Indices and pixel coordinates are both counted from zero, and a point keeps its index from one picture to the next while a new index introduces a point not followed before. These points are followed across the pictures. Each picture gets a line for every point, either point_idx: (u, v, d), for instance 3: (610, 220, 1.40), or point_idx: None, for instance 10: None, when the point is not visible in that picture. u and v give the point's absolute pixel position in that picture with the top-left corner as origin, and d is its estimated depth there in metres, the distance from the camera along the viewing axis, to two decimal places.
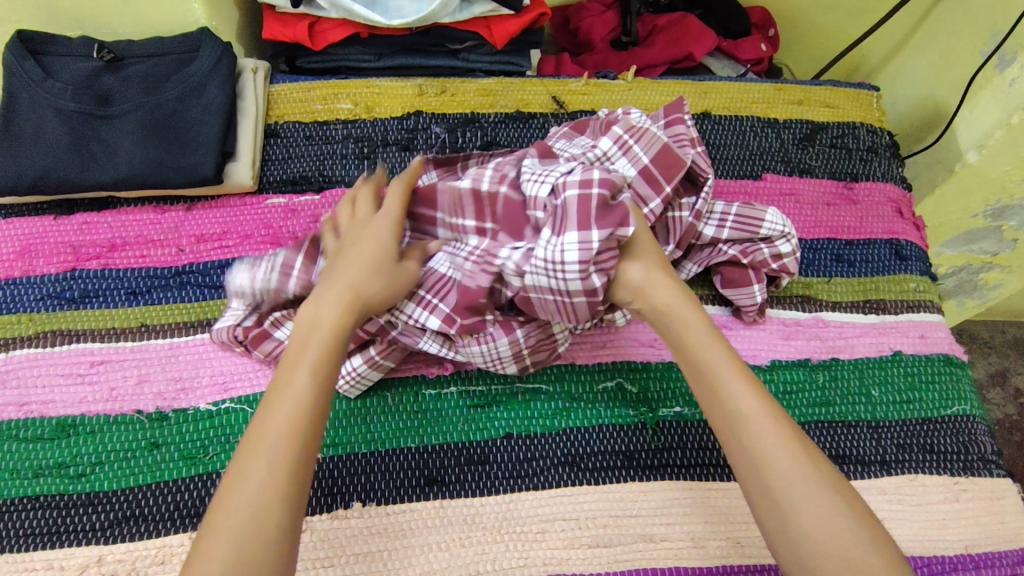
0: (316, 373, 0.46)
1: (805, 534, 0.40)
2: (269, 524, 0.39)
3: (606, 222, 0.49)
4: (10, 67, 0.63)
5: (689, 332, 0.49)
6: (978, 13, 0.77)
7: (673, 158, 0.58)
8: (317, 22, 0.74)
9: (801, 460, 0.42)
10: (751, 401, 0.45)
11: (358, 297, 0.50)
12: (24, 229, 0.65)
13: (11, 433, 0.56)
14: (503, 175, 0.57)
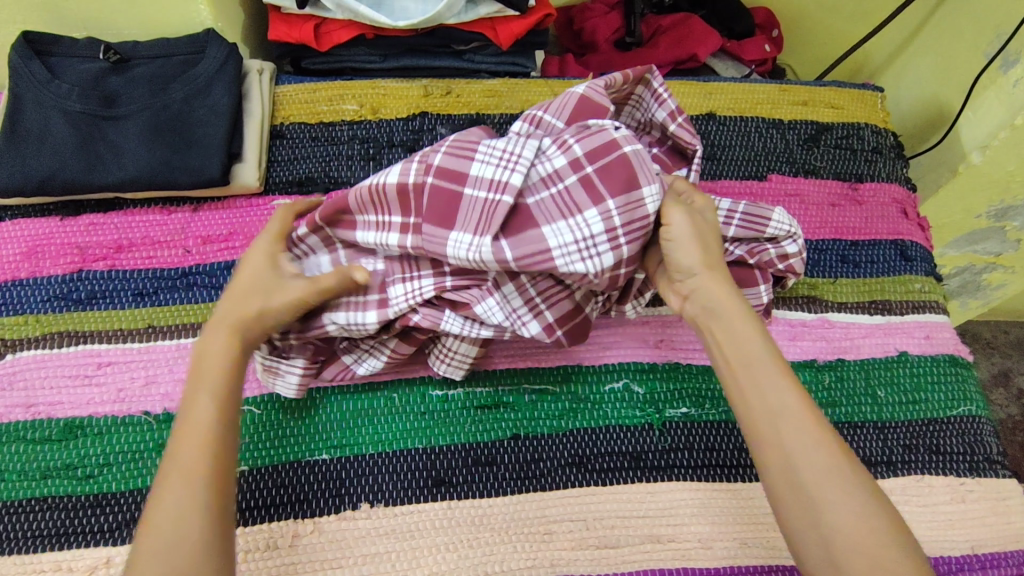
0: (220, 391, 0.47)
1: (836, 530, 0.41)
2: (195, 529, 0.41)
3: (620, 188, 0.50)
4: (17, 69, 0.63)
5: (735, 328, 0.49)
6: (981, 14, 0.77)
7: (595, 103, 0.57)
8: (323, 23, 0.74)
9: (836, 460, 0.43)
10: (792, 395, 0.45)
11: (247, 317, 0.51)
12: (31, 230, 0.65)
13: (18, 434, 0.56)
14: (429, 163, 0.54)
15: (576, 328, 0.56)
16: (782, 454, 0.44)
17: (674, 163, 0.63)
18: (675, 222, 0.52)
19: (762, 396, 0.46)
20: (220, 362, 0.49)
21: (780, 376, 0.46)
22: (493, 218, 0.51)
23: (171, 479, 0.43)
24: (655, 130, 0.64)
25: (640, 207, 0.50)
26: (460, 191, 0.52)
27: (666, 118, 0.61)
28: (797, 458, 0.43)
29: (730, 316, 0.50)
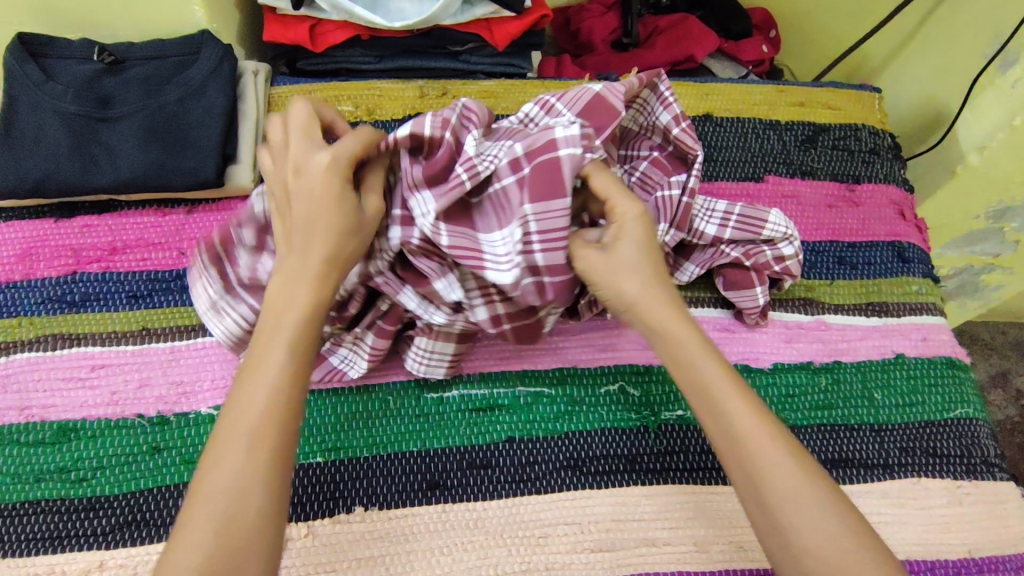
0: (294, 346, 0.45)
1: (805, 546, 0.40)
2: (247, 524, 0.39)
3: (541, 193, 0.49)
4: (11, 70, 0.63)
5: (683, 349, 0.48)
6: (979, 14, 0.77)
7: (608, 103, 0.56)
8: (318, 24, 0.74)
9: (796, 477, 0.42)
10: (748, 418, 0.44)
11: (331, 259, 0.47)
12: (24, 232, 0.65)
13: (12, 437, 0.56)
14: (446, 117, 0.52)
15: (524, 330, 0.57)
16: (748, 476, 0.43)
17: (674, 169, 0.63)
18: (588, 266, 0.50)
19: (721, 417, 0.45)
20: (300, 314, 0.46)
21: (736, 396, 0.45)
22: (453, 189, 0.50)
23: (233, 444, 0.41)
24: (657, 135, 0.64)
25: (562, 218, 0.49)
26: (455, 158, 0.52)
27: (670, 120, 0.61)
28: (763, 475, 0.42)
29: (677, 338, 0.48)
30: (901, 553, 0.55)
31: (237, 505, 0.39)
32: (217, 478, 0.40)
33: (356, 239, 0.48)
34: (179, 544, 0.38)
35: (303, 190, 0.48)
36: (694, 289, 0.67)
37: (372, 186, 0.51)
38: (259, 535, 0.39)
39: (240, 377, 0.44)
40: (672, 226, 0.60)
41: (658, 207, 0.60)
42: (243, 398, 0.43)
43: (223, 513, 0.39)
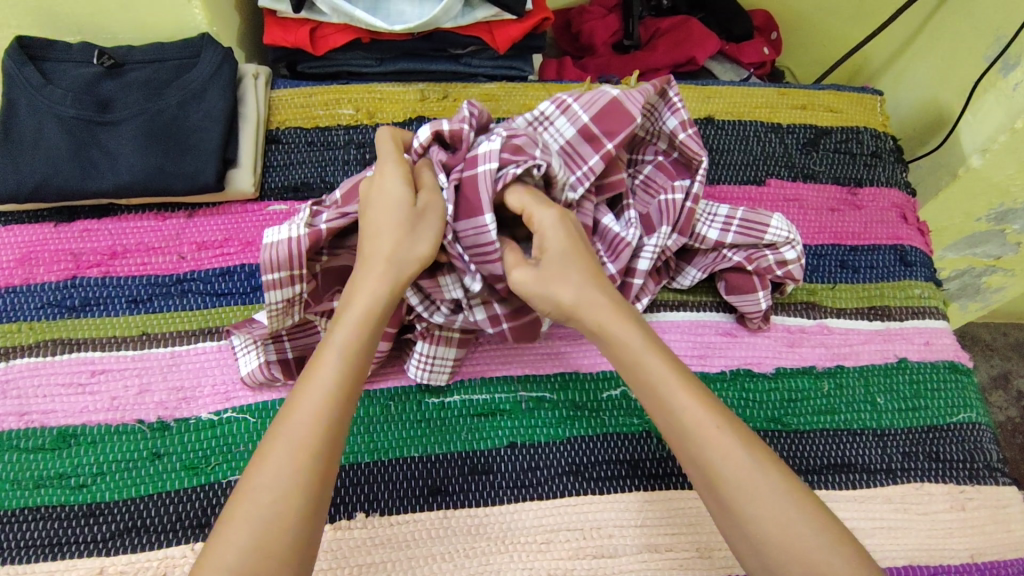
0: (349, 355, 0.46)
1: (765, 539, 0.40)
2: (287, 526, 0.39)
3: (465, 212, 0.54)
4: (10, 74, 0.63)
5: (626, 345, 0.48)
6: (981, 17, 0.77)
7: (623, 111, 0.58)
8: (319, 27, 0.73)
9: (749, 469, 0.42)
10: (695, 412, 0.44)
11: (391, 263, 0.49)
12: (24, 236, 0.65)
13: (11, 442, 0.56)
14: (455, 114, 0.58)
15: (522, 328, 0.58)
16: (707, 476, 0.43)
17: (677, 174, 0.64)
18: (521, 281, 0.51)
19: (669, 415, 0.45)
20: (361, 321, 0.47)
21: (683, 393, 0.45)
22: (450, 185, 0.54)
23: (278, 446, 0.42)
24: (662, 141, 0.65)
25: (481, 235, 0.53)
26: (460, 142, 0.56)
27: (676, 125, 0.62)
28: (717, 472, 0.42)
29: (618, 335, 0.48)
30: (904, 558, 0.55)
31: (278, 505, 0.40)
32: (259, 489, 0.40)
33: (416, 240, 0.50)
34: (218, 545, 0.39)
35: (371, 199, 0.53)
36: (697, 293, 0.66)
37: (424, 185, 0.54)
38: (300, 537, 0.39)
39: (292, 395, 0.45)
40: (675, 232, 0.61)
41: (660, 210, 0.61)
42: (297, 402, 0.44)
43: (266, 515, 0.39)
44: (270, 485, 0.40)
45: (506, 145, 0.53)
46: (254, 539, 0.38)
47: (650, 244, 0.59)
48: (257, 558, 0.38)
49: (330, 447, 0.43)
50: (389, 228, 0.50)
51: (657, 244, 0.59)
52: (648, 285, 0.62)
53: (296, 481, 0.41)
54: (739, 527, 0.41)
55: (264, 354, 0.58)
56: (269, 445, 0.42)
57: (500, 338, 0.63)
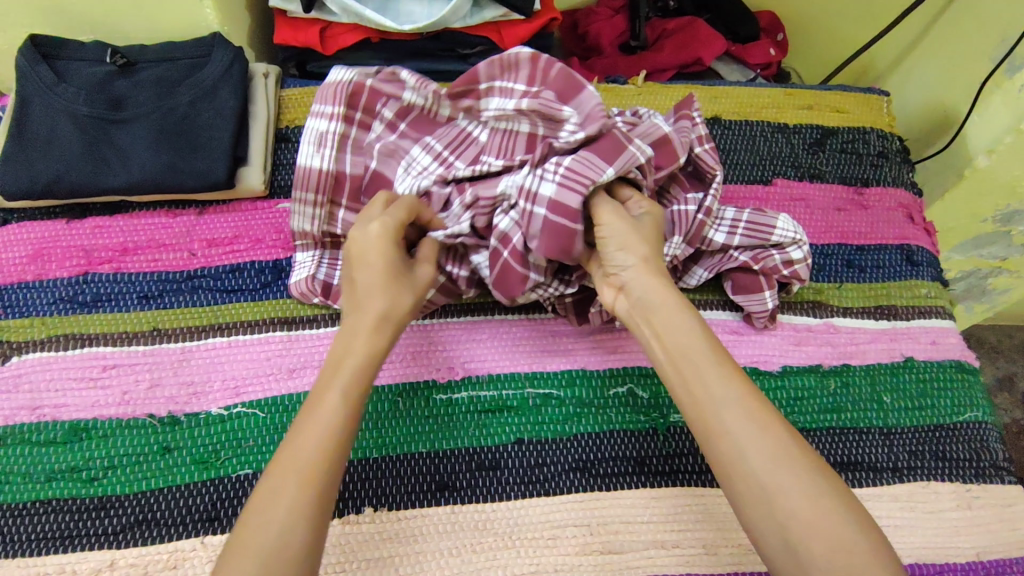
0: (350, 390, 0.46)
1: (789, 515, 0.40)
2: (303, 521, 0.40)
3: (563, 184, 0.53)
4: (24, 73, 0.63)
5: (665, 322, 0.49)
6: (988, 18, 0.77)
7: (674, 148, 0.60)
8: (329, 27, 0.74)
9: (778, 456, 0.42)
10: (731, 390, 0.45)
11: (385, 319, 0.50)
12: (35, 232, 0.66)
13: (24, 436, 0.56)
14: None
15: (506, 277, 0.57)
16: (734, 448, 0.43)
17: (691, 186, 0.64)
18: (607, 220, 0.53)
19: (702, 386, 0.46)
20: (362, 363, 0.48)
21: (723, 369, 0.46)
22: (596, 119, 0.57)
23: (295, 469, 0.42)
24: None
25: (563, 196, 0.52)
26: (586, 85, 0.59)
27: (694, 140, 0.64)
28: (745, 445, 0.43)
29: (659, 311, 0.50)
30: (911, 556, 0.55)
31: (301, 491, 0.41)
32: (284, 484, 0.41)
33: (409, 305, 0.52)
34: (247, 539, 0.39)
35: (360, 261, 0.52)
36: (703, 291, 0.67)
37: (424, 258, 0.55)
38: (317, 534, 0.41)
39: (313, 399, 0.46)
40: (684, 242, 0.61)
41: (672, 220, 0.61)
42: (308, 418, 0.45)
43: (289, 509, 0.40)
44: (288, 479, 0.42)
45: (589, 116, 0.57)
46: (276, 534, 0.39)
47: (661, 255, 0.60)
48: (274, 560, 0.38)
49: (341, 447, 0.44)
50: (369, 290, 0.51)
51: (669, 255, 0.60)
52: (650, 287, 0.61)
53: (307, 491, 0.41)
54: (766, 505, 0.41)
55: (311, 269, 0.63)
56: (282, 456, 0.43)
57: (508, 335, 0.63)
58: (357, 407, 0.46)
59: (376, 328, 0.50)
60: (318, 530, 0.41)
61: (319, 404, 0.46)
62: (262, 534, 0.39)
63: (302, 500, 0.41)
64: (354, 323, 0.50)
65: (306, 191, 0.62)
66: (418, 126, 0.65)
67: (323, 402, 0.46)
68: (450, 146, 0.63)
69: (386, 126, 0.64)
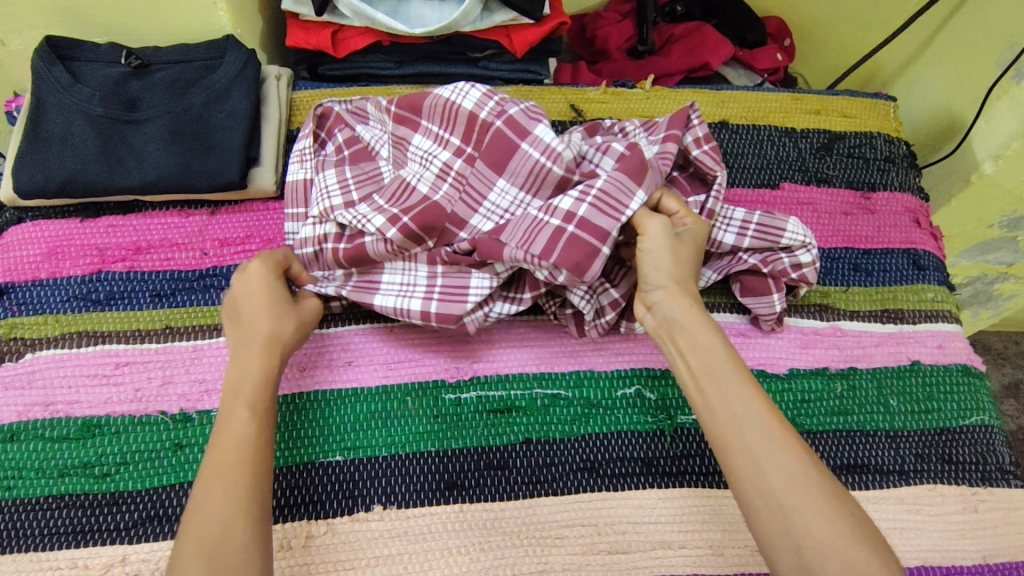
0: (256, 407, 0.50)
1: (806, 534, 0.40)
2: (236, 515, 0.43)
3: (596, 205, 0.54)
4: (41, 73, 0.64)
5: (693, 340, 0.50)
6: (995, 25, 0.77)
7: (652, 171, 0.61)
8: (340, 30, 0.75)
9: (795, 472, 0.43)
10: (755, 406, 0.46)
11: (273, 341, 0.53)
12: (51, 231, 0.66)
13: (37, 432, 0.57)
14: (504, 108, 0.60)
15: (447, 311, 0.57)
16: (752, 464, 0.44)
17: (694, 189, 0.65)
18: (652, 231, 0.54)
19: (724, 405, 0.47)
20: (258, 381, 0.51)
21: (745, 388, 0.47)
22: (542, 184, 0.59)
23: (215, 483, 0.45)
24: (677, 158, 0.66)
25: (596, 216, 0.54)
26: (519, 145, 0.59)
27: (692, 142, 0.64)
28: (766, 464, 0.43)
29: (690, 330, 0.51)
30: (918, 559, 0.55)
31: (231, 496, 0.44)
32: (216, 494, 0.44)
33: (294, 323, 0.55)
34: (184, 551, 0.41)
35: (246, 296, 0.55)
36: (711, 294, 0.67)
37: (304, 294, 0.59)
38: (254, 536, 0.43)
39: (220, 420, 0.49)
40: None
41: None
42: (223, 434, 0.48)
43: (222, 520, 0.43)
44: (218, 487, 0.45)
45: (534, 177, 0.59)
46: (213, 535, 0.42)
47: None
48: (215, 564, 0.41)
49: (261, 450, 0.47)
50: (254, 315, 0.54)
51: None
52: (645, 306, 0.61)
53: (238, 504, 0.44)
54: (783, 521, 0.41)
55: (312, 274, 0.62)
56: (205, 481, 0.45)
57: (517, 337, 0.64)
58: (264, 420, 0.49)
59: (264, 346, 0.53)
60: (253, 529, 0.43)
61: (228, 421, 0.49)
62: (201, 530, 0.42)
63: (228, 508, 0.43)
64: (243, 345, 0.53)
65: (297, 207, 0.66)
66: (361, 155, 0.65)
67: (230, 423, 0.49)
68: (358, 177, 0.64)
69: (335, 148, 0.67)
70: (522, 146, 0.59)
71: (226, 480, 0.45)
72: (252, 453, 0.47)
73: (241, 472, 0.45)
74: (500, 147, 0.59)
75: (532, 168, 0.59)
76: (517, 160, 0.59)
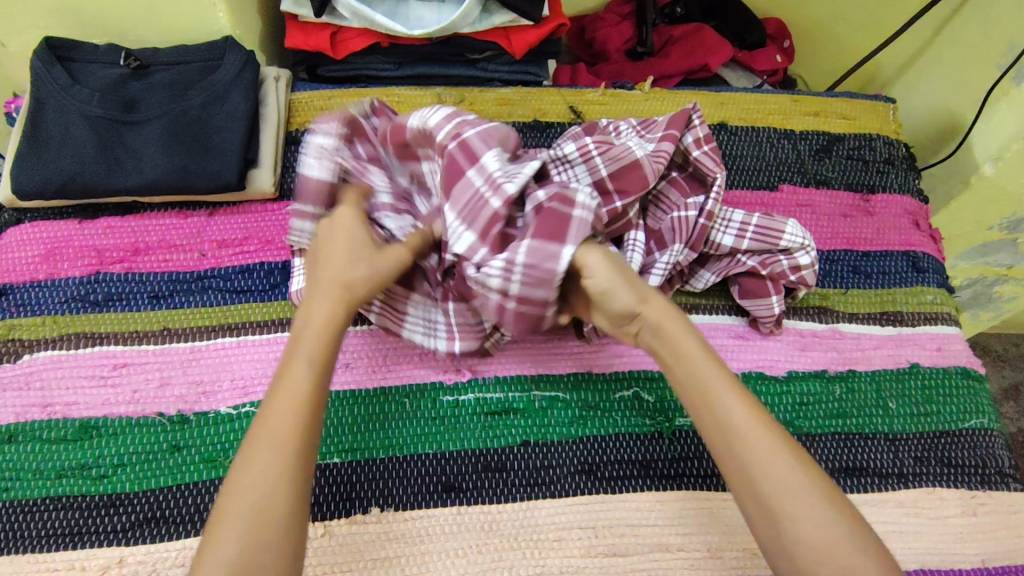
0: (315, 362, 0.48)
1: (798, 538, 0.41)
2: (283, 486, 0.42)
3: (524, 283, 0.50)
4: (39, 74, 0.64)
5: (678, 344, 0.49)
6: (994, 27, 0.77)
7: (643, 174, 0.60)
8: (339, 32, 0.75)
9: (790, 474, 0.43)
10: (743, 411, 0.45)
11: (346, 283, 0.52)
12: (49, 232, 0.66)
13: (35, 434, 0.57)
14: (459, 132, 0.56)
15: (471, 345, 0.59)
16: (744, 473, 0.44)
17: (692, 189, 0.65)
18: (591, 266, 0.50)
19: (714, 412, 0.46)
20: (322, 330, 0.49)
21: (731, 393, 0.46)
22: (477, 219, 0.53)
23: (260, 445, 0.43)
24: (677, 157, 0.66)
25: (528, 292, 0.50)
26: (465, 172, 0.54)
27: (692, 143, 0.64)
28: (758, 470, 0.43)
29: (671, 335, 0.50)
30: (916, 562, 0.55)
31: (278, 455, 0.43)
32: (260, 459, 0.43)
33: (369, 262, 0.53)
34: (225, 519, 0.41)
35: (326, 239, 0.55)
36: (709, 295, 0.67)
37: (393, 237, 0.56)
38: (298, 504, 0.42)
39: (277, 375, 0.48)
40: (686, 247, 0.62)
41: (673, 227, 0.62)
42: (281, 388, 0.46)
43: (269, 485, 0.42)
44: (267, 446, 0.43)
45: (472, 211, 0.53)
46: (260, 504, 0.41)
47: (662, 260, 0.61)
48: (255, 530, 0.40)
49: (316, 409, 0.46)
50: (333, 258, 0.53)
51: (668, 262, 0.61)
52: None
53: (284, 469, 0.42)
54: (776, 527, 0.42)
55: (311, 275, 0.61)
56: (251, 445, 0.44)
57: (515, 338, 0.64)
58: (323, 375, 0.48)
59: (335, 293, 0.51)
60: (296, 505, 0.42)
61: (286, 374, 0.47)
62: (246, 500, 0.41)
63: (279, 469, 0.42)
64: (317, 290, 0.52)
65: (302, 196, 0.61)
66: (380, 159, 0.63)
67: (288, 380, 0.47)
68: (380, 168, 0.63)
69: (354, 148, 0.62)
70: (465, 177, 0.54)
71: (275, 444, 0.43)
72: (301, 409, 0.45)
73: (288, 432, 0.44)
74: (447, 176, 0.55)
75: (470, 199, 0.54)
76: (458, 192, 0.54)
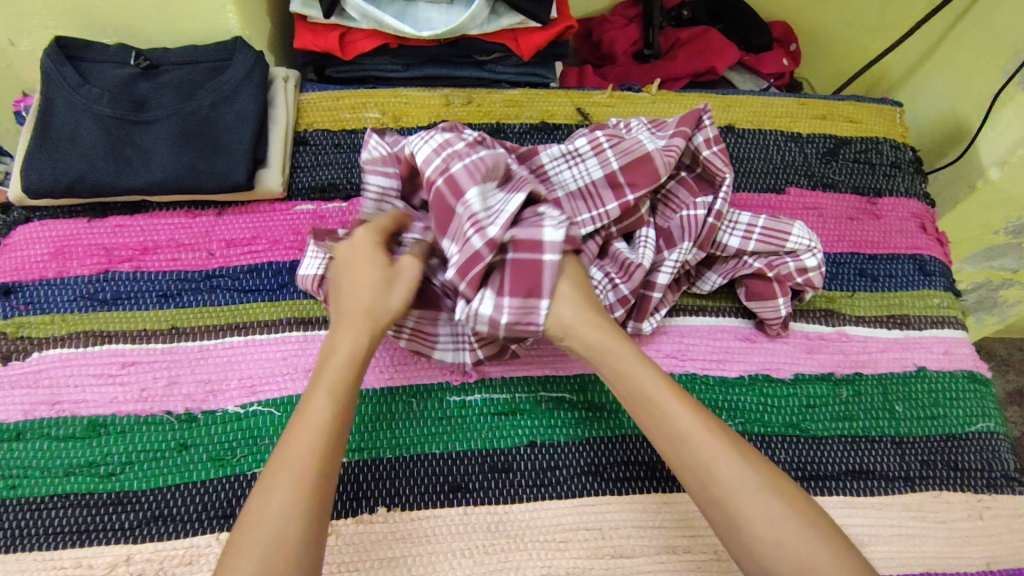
0: (337, 391, 0.49)
1: (755, 537, 0.43)
2: (300, 511, 0.43)
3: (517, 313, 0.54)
4: (49, 73, 0.65)
5: (623, 362, 0.51)
6: (1000, 31, 0.77)
7: (651, 170, 0.61)
8: (348, 33, 0.75)
9: (740, 476, 0.45)
10: (688, 422, 0.47)
11: (368, 312, 0.53)
12: (58, 231, 0.67)
13: (43, 431, 0.57)
14: (447, 165, 0.57)
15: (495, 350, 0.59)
16: (700, 482, 0.46)
17: (700, 189, 0.65)
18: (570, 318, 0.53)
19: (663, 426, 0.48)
20: (347, 362, 0.51)
21: (677, 405, 0.48)
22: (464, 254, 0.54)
23: (281, 474, 0.45)
24: (686, 158, 0.67)
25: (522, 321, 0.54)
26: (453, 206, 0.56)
27: (703, 142, 0.64)
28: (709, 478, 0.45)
29: (616, 353, 0.52)
30: (922, 565, 0.55)
31: (297, 481, 0.44)
32: (280, 489, 0.44)
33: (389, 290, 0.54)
34: (246, 546, 0.41)
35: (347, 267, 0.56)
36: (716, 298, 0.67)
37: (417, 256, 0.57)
38: (314, 528, 0.43)
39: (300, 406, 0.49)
40: (695, 246, 0.62)
41: (681, 226, 0.62)
42: (305, 414, 0.48)
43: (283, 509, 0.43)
44: (286, 470, 0.45)
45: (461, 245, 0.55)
46: (279, 526, 0.42)
47: (670, 259, 0.61)
48: (271, 555, 0.41)
49: (336, 440, 0.47)
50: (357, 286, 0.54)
51: (678, 259, 0.61)
52: (648, 305, 0.61)
53: (302, 493, 0.44)
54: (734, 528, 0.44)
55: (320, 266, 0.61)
56: (271, 475, 0.45)
57: None
58: (346, 404, 0.49)
59: (361, 321, 0.53)
60: (314, 527, 0.43)
61: (308, 404, 0.49)
62: (262, 528, 0.42)
63: (295, 501, 0.43)
64: (342, 319, 0.54)
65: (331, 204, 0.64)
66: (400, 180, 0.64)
67: (310, 410, 0.48)
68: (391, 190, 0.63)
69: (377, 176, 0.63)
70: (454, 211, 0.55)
71: (295, 468, 0.45)
72: (327, 433, 0.47)
73: (310, 458, 0.45)
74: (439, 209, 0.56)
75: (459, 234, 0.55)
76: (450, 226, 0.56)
